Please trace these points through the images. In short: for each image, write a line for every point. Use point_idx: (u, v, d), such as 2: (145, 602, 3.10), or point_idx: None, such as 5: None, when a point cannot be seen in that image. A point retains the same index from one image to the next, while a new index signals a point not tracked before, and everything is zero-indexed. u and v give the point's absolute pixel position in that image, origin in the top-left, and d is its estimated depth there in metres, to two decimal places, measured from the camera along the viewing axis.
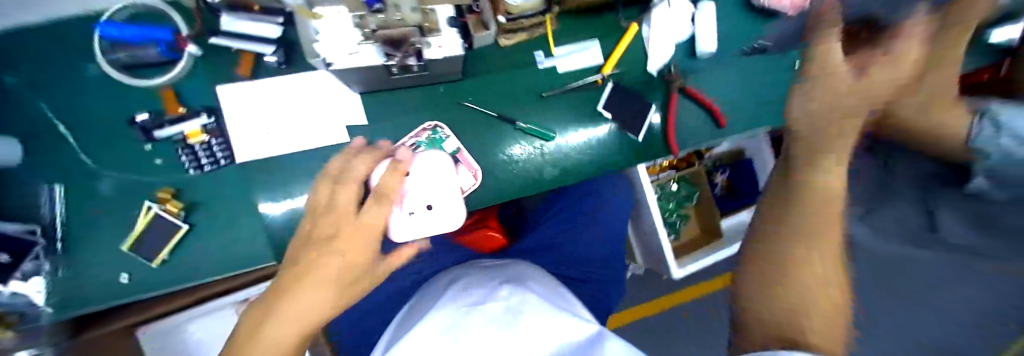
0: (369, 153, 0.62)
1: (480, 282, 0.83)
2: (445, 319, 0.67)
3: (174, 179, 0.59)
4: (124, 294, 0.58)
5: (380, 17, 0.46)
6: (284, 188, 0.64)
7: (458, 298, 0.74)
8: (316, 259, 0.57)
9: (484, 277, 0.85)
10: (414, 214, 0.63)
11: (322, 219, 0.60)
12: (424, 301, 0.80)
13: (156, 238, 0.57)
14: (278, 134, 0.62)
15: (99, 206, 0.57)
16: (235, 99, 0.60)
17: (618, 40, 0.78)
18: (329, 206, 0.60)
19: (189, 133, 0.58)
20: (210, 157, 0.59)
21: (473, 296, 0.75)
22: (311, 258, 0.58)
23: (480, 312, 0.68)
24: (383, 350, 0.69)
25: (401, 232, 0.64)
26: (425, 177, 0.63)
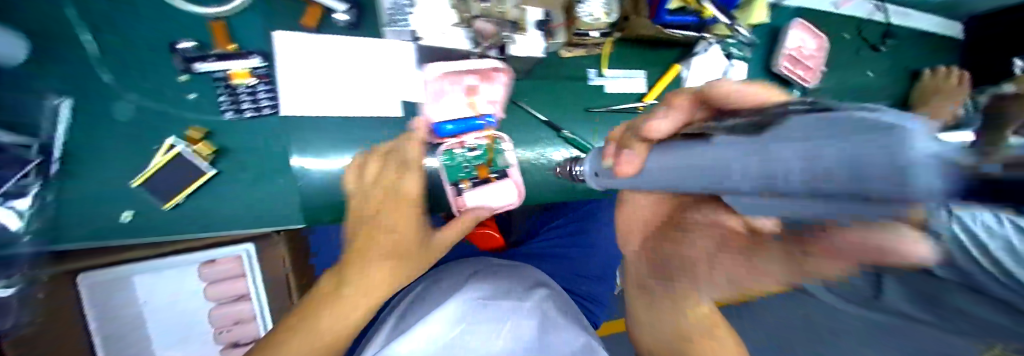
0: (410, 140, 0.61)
1: (495, 278, 0.83)
2: (458, 310, 0.68)
3: (205, 118, 0.54)
4: (120, 232, 0.53)
5: (485, 7, 0.52)
6: (323, 153, 0.59)
7: (472, 291, 0.74)
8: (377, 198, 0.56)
9: (500, 276, 0.85)
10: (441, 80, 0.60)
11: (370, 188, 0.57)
12: (435, 291, 0.80)
13: (172, 179, 0.53)
14: (329, 93, 0.58)
15: (114, 132, 0.52)
16: (291, 48, 0.56)
17: (661, 73, 0.84)
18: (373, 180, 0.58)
19: (235, 73, 0.53)
20: (254, 104, 0.55)
21: (487, 291, 0.75)
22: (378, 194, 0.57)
23: (493, 308, 0.69)
24: (392, 333, 0.71)
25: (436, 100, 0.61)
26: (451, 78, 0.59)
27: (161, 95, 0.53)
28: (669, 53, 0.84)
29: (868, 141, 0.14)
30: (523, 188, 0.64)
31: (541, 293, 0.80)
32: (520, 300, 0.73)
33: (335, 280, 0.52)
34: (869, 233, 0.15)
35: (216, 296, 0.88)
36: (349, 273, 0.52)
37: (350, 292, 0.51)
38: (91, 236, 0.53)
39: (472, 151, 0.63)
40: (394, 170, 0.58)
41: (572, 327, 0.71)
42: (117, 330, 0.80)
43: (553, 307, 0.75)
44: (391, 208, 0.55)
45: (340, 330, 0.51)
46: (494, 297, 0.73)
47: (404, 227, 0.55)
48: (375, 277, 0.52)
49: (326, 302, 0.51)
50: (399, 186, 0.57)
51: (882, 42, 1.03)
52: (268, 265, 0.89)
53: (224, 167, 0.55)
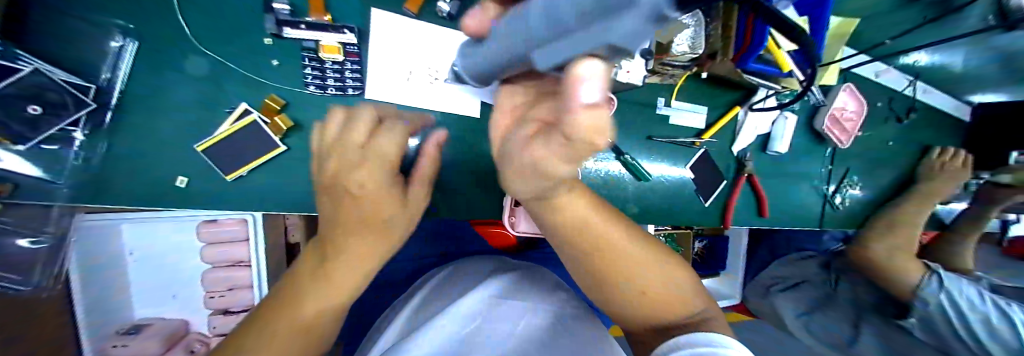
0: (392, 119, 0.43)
1: (500, 276, 0.82)
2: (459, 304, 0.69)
3: (284, 88, 0.50)
4: (168, 197, 0.49)
5: None
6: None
7: (476, 287, 0.75)
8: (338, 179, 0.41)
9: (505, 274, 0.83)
10: None
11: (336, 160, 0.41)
12: (446, 285, 0.82)
13: (239, 151, 0.48)
14: (415, 83, 0.55)
15: (184, 86, 0.48)
16: (385, 29, 0.52)
17: (721, 113, 0.86)
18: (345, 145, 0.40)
19: (327, 46, 0.49)
20: (338, 82, 0.51)
21: (488, 287, 0.75)
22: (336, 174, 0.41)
23: (497, 303, 0.69)
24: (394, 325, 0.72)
25: None
26: None
27: (241, 55, 0.49)
28: (728, 95, 0.86)
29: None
30: None
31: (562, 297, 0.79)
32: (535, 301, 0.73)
33: (324, 251, 0.44)
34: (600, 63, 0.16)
35: (214, 260, 0.98)
36: (337, 248, 0.43)
37: (335, 265, 0.42)
38: (136, 197, 0.48)
39: None
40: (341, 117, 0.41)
41: (579, 325, 0.68)
42: (98, 281, 0.87)
43: (572, 310, 0.74)
44: (353, 157, 0.39)
45: (336, 298, 0.43)
46: (508, 295, 0.73)
47: (375, 179, 0.40)
48: (362, 246, 0.43)
49: (314, 281, 0.42)
50: (349, 134, 0.39)
51: (908, 115, 1.09)
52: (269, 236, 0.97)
53: (296, 144, 0.51)
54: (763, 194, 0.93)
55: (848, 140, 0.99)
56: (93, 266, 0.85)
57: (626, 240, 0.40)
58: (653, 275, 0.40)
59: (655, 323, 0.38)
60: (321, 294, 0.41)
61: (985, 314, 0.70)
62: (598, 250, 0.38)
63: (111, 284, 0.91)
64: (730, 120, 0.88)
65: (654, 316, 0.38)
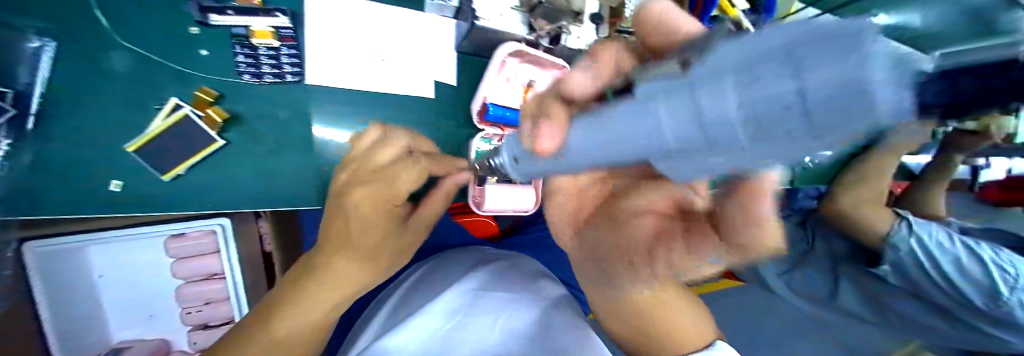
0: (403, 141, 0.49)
1: (498, 272, 0.80)
2: (454, 304, 0.66)
3: (216, 79, 0.47)
4: (105, 205, 0.46)
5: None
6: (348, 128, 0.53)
7: (467, 282, 0.73)
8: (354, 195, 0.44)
9: (502, 270, 0.82)
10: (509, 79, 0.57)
11: (357, 166, 0.47)
12: (434, 279, 0.79)
13: (175, 149, 0.46)
14: (360, 66, 0.53)
15: (108, 86, 0.45)
16: (322, 12, 0.50)
17: None
18: (363, 155, 0.48)
19: (257, 31, 0.47)
20: (274, 69, 0.49)
21: (480, 283, 0.74)
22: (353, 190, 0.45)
23: (488, 300, 0.68)
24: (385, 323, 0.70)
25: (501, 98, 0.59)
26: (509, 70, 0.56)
27: (169, 49, 0.46)
28: None
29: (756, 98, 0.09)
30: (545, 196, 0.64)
31: (545, 289, 0.78)
32: (519, 293, 0.72)
33: (317, 260, 0.42)
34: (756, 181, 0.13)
35: (186, 275, 0.80)
36: (324, 259, 0.42)
37: (318, 286, 0.40)
38: (70, 205, 0.45)
39: None
40: (367, 141, 0.49)
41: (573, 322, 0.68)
42: (66, 303, 0.71)
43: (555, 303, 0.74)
44: (364, 176, 0.45)
45: (318, 316, 0.41)
46: (490, 288, 0.72)
47: (395, 187, 0.46)
48: (352, 267, 0.42)
49: (298, 296, 0.40)
50: (372, 158, 0.47)
51: None
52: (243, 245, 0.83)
53: (237, 138, 0.49)
54: None
55: None
56: (61, 286, 0.70)
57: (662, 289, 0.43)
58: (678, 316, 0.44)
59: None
60: (308, 309, 0.40)
61: None
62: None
63: (86, 310, 0.74)
64: None
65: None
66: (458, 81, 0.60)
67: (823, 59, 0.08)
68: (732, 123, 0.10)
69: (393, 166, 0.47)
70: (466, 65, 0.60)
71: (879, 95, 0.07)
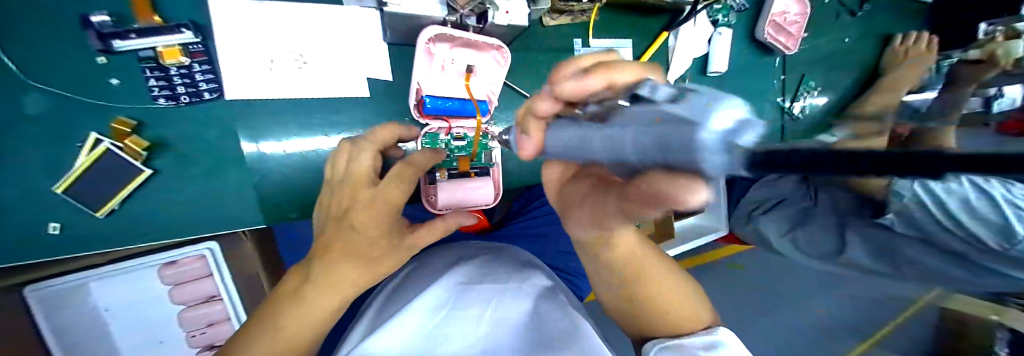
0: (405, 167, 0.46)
1: (489, 265, 0.79)
2: (442, 297, 0.65)
3: (132, 107, 0.46)
4: (50, 248, 0.46)
5: None
6: (284, 141, 0.53)
7: (454, 275, 0.71)
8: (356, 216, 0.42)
9: (493, 262, 0.80)
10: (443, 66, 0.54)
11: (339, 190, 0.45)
12: (415, 277, 0.77)
13: (104, 183, 0.45)
14: (283, 72, 0.51)
15: (22, 128, 0.43)
16: (230, 21, 0.48)
17: (650, 42, 0.82)
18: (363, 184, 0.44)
19: (164, 51, 0.45)
20: (190, 87, 0.47)
21: (467, 275, 0.72)
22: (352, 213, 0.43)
23: (478, 291, 0.67)
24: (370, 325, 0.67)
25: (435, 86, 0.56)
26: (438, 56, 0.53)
27: (81, 82, 0.45)
28: (653, 23, 0.82)
29: (655, 150, 0.18)
30: (503, 186, 0.61)
31: (534, 277, 0.77)
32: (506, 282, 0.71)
33: (301, 272, 0.41)
34: (674, 181, 0.17)
35: (184, 299, 0.81)
36: (315, 263, 0.40)
37: (315, 296, 0.39)
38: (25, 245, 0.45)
39: (456, 141, 0.58)
40: (351, 156, 0.46)
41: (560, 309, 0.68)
42: (75, 333, 0.72)
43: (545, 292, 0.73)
44: (362, 202, 0.42)
45: (302, 333, 0.39)
46: (477, 280, 0.70)
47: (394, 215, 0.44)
48: (346, 278, 0.40)
49: (280, 310, 0.38)
50: (361, 180, 0.44)
51: (861, 7, 1.03)
52: (234, 266, 0.83)
53: (167, 164, 0.48)
54: None
55: (793, 45, 0.95)
56: (66, 318, 0.71)
57: (650, 258, 0.44)
58: (672, 286, 0.45)
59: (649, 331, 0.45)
60: (291, 325, 0.38)
61: None
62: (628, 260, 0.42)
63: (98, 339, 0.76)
64: (661, 48, 0.84)
65: (674, 327, 0.43)
66: (393, 76, 0.58)
67: (686, 147, 0.16)
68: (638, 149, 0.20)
69: (388, 183, 0.44)
70: (399, 57, 0.57)
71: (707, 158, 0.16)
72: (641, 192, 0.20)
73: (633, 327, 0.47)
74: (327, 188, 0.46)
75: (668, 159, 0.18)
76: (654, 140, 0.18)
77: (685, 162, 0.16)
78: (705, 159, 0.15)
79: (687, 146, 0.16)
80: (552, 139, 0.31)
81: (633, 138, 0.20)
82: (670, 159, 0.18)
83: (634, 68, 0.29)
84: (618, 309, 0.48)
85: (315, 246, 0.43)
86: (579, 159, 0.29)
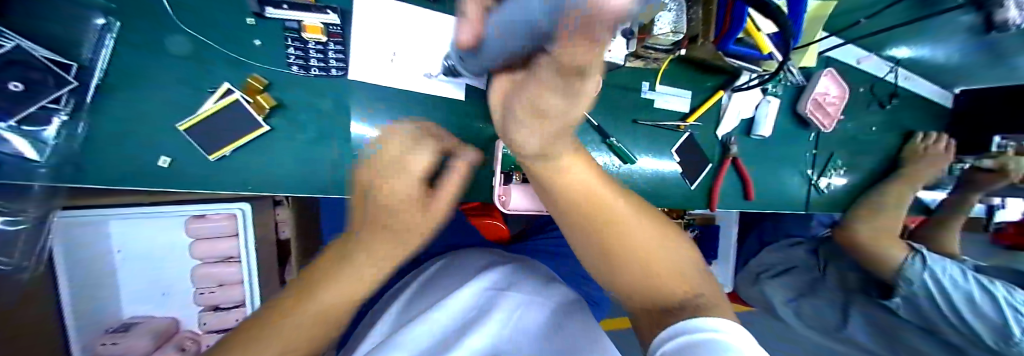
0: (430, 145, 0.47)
1: (516, 276, 0.80)
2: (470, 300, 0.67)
3: (265, 68, 0.50)
4: (155, 181, 0.48)
5: None
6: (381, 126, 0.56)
7: (482, 281, 0.74)
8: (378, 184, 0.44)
9: (520, 274, 0.82)
10: None
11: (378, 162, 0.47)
12: (442, 282, 0.79)
13: (226, 131, 0.48)
14: (400, 63, 0.56)
15: (167, 66, 0.47)
16: (369, 13, 0.53)
17: (706, 97, 0.89)
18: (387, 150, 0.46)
19: (308, 26, 0.50)
20: (321, 62, 0.52)
21: (495, 283, 0.74)
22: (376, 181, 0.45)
23: (507, 297, 0.69)
24: (395, 322, 0.66)
25: None
26: None
27: (225, 35, 0.49)
28: (712, 79, 0.89)
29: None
30: None
31: (557, 295, 0.77)
32: (529, 295, 0.71)
33: (337, 253, 0.45)
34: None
35: (202, 255, 0.85)
36: (361, 241, 0.44)
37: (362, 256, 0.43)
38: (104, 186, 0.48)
39: None
40: (407, 143, 0.46)
41: (585, 324, 0.68)
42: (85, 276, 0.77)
43: (568, 311, 0.72)
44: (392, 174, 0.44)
45: (345, 298, 0.42)
46: (507, 288, 0.73)
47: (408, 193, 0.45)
48: (383, 245, 0.45)
49: (324, 283, 0.41)
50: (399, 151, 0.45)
51: (890, 100, 1.10)
52: (257, 233, 0.84)
53: (281, 124, 0.52)
54: (749, 177, 0.95)
55: (831, 124, 1.00)
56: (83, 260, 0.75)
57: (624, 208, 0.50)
58: (647, 248, 0.47)
59: (660, 293, 0.43)
60: (332, 295, 0.41)
61: (969, 293, 0.76)
62: (596, 209, 0.48)
63: (103, 282, 0.82)
64: (715, 105, 0.90)
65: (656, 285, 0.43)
66: None
67: None
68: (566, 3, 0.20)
69: (423, 150, 0.46)
70: None
71: None
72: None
73: (632, 290, 0.46)
74: (367, 171, 0.48)
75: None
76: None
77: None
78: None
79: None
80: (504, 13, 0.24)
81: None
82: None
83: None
84: (606, 272, 0.50)
85: (348, 239, 0.46)
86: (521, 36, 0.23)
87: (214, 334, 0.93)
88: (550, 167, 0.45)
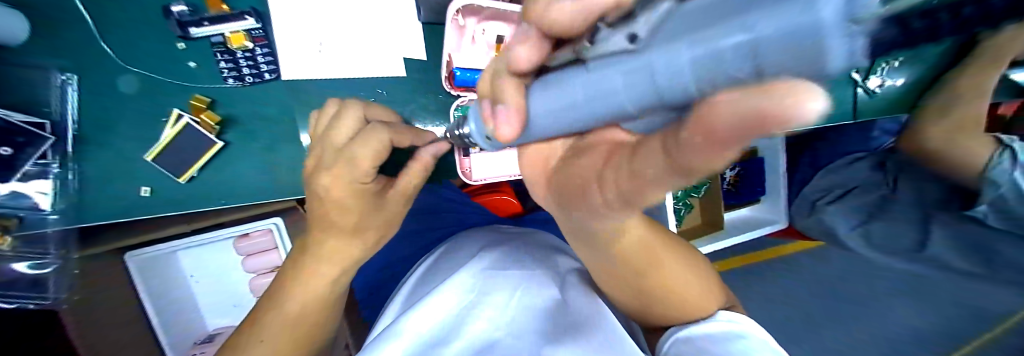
0: (379, 130, 0.42)
1: (518, 253, 0.75)
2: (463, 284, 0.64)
3: (208, 87, 0.52)
4: (143, 210, 0.52)
5: None
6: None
7: (479, 260, 0.70)
8: (322, 188, 0.44)
9: (525, 249, 0.78)
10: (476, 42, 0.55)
11: (317, 148, 0.47)
12: (445, 261, 0.78)
13: (186, 152, 0.52)
14: (330, 52, 0.55)
15: (121, 104, 0.50)
16: (285, 9, 0.53)
17: None
18: (324, 136, 0.46)
19: (231, 36, 0.51)
20: (252, 68, 0.53)
21: (494, 261, 0.70)
22: (322, 181, 0.45)
23: (503, 278, 0.65)
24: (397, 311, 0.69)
25: (466, 62, 0.55)
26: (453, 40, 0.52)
27: (164, 65, 0.51)
28: None
29: (727, 37, 0.11)
30: None
31: (561, 269, 0.71)
32: (529, 272, 0.68)
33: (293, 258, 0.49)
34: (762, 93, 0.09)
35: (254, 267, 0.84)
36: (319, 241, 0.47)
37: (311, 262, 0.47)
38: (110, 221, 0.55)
39: None
40: (335, 128, 0.44)
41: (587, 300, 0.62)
42: (163, 290, 0.79)
43: (570, 283, 0.67)
44: (332, 158, 0.44)
45: (301, 311, 0.47)
46: (503, 266, 0.69)
47: (343, 181, 0.43)
48: (330, 252, 0.47)
49: (294, 280, 0.47)
50: (332, 136, 0.44)
51: None
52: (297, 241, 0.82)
53: (234, 138, 0.54)
54: None
55: None
56: (155, 277, 0.77)
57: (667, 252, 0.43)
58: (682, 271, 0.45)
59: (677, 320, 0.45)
60: (314, 285, 0.47)
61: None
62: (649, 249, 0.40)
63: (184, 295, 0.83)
64: None
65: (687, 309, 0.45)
66: (427, 54, 0.60)
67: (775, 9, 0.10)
68: (688, 80, 0.14)
69: (345, 163, 0.43)
70: (433, 37, 0.60)
71: (825, 41, 0.09)
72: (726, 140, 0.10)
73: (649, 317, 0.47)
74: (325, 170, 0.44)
75: (762, 58, 0.10)
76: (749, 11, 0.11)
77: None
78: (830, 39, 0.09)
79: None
80: (562, 106, 0.22)
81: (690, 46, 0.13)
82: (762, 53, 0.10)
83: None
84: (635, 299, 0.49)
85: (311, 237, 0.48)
86: (579, 119, 0.22)
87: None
88: (606, 241, 0.34)
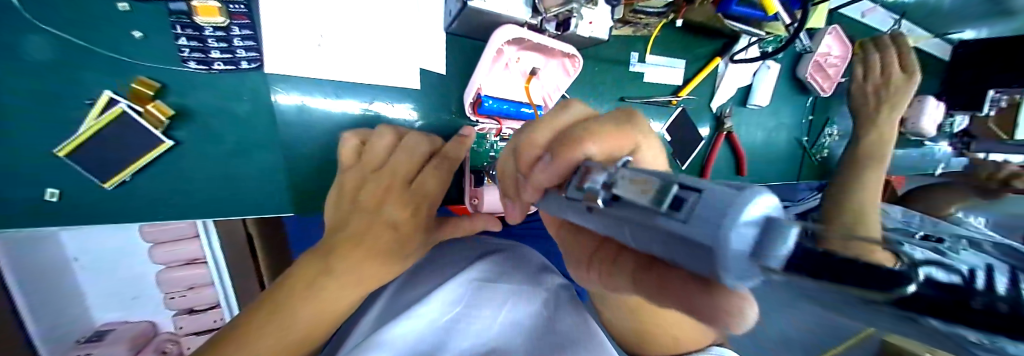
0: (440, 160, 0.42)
1: (514, 264, 0.65)
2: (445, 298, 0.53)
3: (158, 67, 0.40)
4: (48, 217, 0.40)
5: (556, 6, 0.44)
6: (334, 94, 0.48)
7: (466, 271, 0.59)
8: (375, 196, 0.39)
9: (519, 260, 0.66)
10: (509, 69, 0.50)
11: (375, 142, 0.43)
12: (427, 271, 0.63)
13: (119, 151, 0.39)
14: (332, 49, 0.46)
15: (17, 74, 0.36)
16: None
17: (701, 66, 0.79)
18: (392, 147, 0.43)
19: (200, 7, 0.39)
20: (225, 52, 0.42)
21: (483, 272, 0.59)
22: (367, 192, 0.40)
23: (490, 294, 0.55)
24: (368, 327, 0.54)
25: (495, 90, 0.50)
26: (487, 65, 0.47)
27: (92, 27, 0.38)
28: (710, 45, 0.79)
29: (666, 241, 0.13)
30: None
31: (557, 284, 0.62)
32: (519, 285, 0.58)
33: (308, 274, 0.36)
34: (713, 296, 0.12)
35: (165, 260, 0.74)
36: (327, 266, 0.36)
37: (337, 282, 0.36)
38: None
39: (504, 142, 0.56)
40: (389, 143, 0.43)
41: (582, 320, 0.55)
42: (43, 285, 0.63)
43: (566, 300, 0.58)
44: (398, 174, 0.40)
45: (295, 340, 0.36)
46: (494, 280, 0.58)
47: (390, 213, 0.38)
48: (354, 278, 0.37)
49: (289, 309, 0.34)
50: (379, 143, 0.43)
51: None
52: (228, 233, 0.71)
53: (189, 136, 0.43)
54: (740, 148, 0.88)
55: (831, 88, 0.92)
56: (34, 270, 0.61)
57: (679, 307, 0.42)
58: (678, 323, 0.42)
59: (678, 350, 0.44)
60: (308, 319, 0.36)
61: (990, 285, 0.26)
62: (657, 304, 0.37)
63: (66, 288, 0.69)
64: (710, 73, 0.81)
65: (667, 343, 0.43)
66: (446, 69, 0.54)
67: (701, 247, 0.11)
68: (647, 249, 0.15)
69: (400, 179, 0.40)
70: (456, 50, 0.54)
71: (731, 265, 0.11)
72: (694, 292, 0.13)
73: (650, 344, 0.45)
74: (356, 170, 0.42)
75: (688, 262, 0.12)
76: (670, 234, 0.12)
77: (703, 246, 0.11)
78: (729, 264, 0.11)
79: (712, 221, 0.11)
80: (563, 214, 0.22)
81: (633, 231, 0.15)
82: (687, 260, 0.12)
83: (609, 135, 0.23)
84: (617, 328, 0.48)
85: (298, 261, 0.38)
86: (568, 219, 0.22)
87: (195, 336, 0.85)
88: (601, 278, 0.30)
